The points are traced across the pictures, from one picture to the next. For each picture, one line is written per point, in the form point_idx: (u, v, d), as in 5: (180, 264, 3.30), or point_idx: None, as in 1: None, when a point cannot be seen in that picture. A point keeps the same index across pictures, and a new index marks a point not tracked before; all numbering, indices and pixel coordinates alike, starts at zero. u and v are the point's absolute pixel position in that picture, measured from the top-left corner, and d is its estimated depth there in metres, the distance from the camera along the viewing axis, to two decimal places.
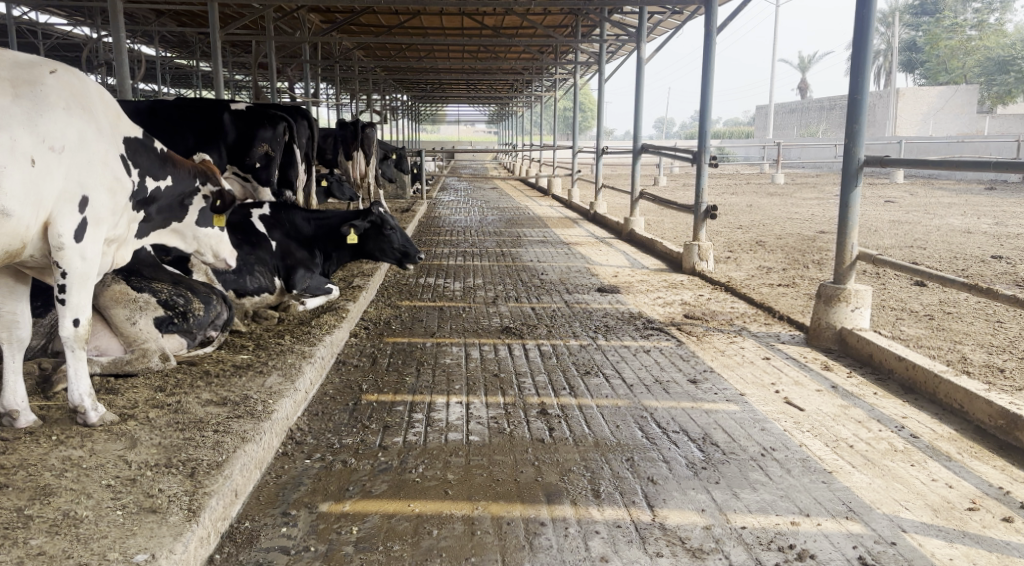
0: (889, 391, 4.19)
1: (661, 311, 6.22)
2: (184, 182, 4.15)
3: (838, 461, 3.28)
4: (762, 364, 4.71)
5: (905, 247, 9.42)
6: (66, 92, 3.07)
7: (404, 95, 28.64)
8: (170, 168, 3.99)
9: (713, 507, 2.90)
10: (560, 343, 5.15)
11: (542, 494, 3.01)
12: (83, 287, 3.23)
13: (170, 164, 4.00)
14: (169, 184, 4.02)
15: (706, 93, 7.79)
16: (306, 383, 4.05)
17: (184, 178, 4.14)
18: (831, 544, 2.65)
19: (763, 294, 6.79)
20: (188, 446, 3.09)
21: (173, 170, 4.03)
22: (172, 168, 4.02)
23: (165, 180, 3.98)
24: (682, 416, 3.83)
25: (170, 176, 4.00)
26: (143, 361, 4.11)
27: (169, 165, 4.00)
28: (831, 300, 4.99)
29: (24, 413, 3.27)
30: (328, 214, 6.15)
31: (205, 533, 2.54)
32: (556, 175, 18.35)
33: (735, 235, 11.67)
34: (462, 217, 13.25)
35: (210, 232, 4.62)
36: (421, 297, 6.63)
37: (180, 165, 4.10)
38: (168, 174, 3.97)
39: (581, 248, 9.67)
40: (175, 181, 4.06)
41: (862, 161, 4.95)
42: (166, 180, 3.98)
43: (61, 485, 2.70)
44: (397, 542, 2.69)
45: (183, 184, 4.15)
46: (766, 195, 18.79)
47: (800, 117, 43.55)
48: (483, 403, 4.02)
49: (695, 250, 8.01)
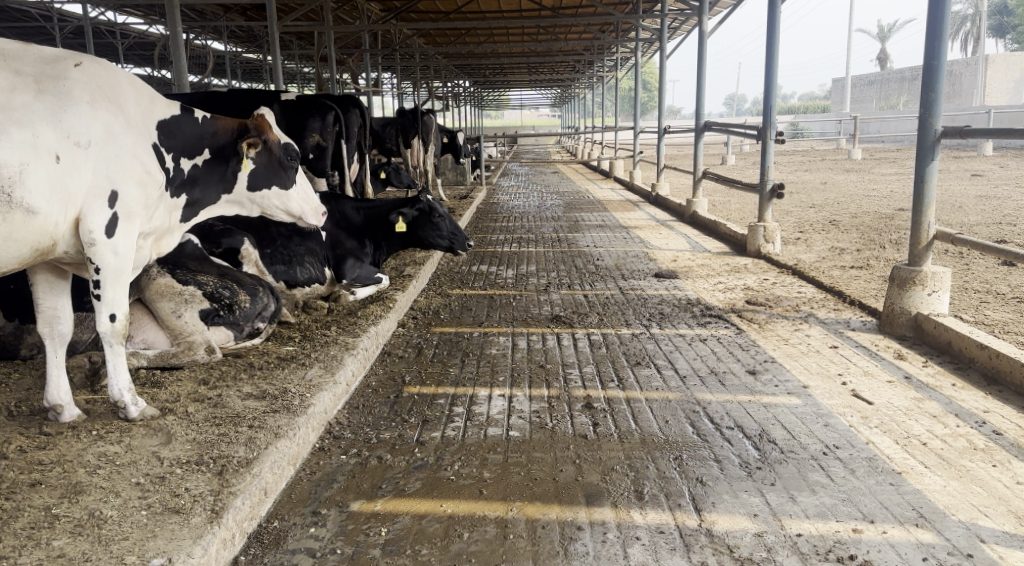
0: (969, 382, 3.85)
1: (721, 297, 5.93)
2: (226, 150, 3.94)
3: (908, 460, 3.00)
4: (829, 353, 4.40)
5: (993, 224, 8.81)
6: (91, 84, 3.06)
7: (466, 80, 28.61)
8: (207, 141, 3.82)
9: (767, 512, 2.66)
10: (612, 332, 4.96)
11: (582, 495, 2.85)
12: (118, 282, 3.23)
13: (207, 135, 3.81)
14: (208, 158, 3.85)
15: (771, 67, 7.40)
16: (348, 375, 3.98)
17: (223, 151, 3.93)
18: (897, 556, 2.38)
19: (833, 277, 6.40)
20: (221, 442, 3.04)
21: (211, 142, 3.85)
22: (210, 141, 3.84)
23: (203, 155, 3.82)
24: (738, 410, 3.59)
25: (207, 149, 3.83)
26: (188, 354, 4.13)
27: (206, 138, 3.81)
28: (905, 285, 4.62)
29: (68, 408, 3.29)
30: (377, 202, 6.10)
31: (228, 535, 2.48)
32: (619, 157, 17.98)
33: (806, 214, 11.16)
34: (522, 203, 13.10)
35: (268, 192, 4.25)
36: (472, 285, 6.50)
37: (219, 135, 3.88)
38: (205, 149, 3.81)
39: (640, 232, 9.39)
40: (214, 155, 3.89)
41: (940, 133, 4.56)
42: (203, 155, 3.82)
43: (91, 483, 2.68)
44: (426, 545, 2.57)
45: (224, 156, 3.94)
46: (842, 171, 17.99)
47: (879, 90, 41.72)
48: (526, 396, 3.87)
49: (760, 231, 7.65)
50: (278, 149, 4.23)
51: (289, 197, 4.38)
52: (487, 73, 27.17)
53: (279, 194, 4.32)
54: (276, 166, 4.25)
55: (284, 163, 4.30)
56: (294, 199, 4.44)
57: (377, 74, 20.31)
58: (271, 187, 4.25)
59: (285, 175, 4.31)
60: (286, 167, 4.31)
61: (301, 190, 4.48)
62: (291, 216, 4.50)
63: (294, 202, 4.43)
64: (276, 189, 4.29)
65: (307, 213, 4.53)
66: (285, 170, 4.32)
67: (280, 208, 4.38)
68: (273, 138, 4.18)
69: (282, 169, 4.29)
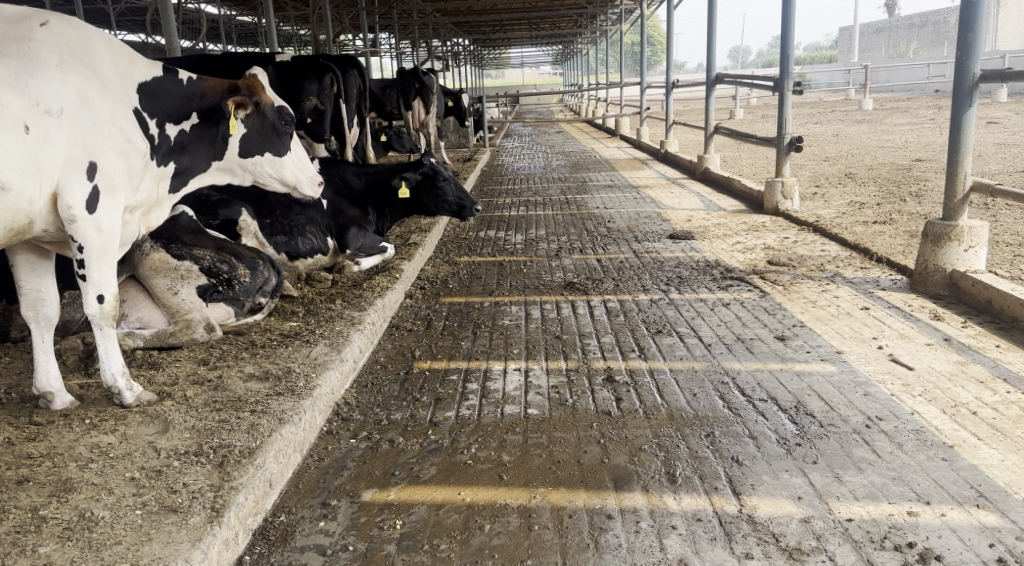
0: (1015, 343, 3.63)
1: (741, 258, 5.68)
2: (216, 112, 3.69)
3: (959, 431, 2.79)
4: (861, 315, 4.16)
5: (1016, 172, 8.52)
6: (59, 45, 2.82)
7: (465, 38, 27.94)
8: (194, 104, 3.57)
9: (812, 494, 2.46)
10: (629, 299, 4.73)
11: (609, 480, 2.65)
12: (103, 261, 3.00)
13: (195, 97, 3.57)
14: (197, 122, 3.61)
15: (789, 13, 7.04)
16: (355, 352, 3.78)
17: (213, 114, 3.68)
18: (961, 542, 2.18)
19: (856, 233, 6.14)
20: (221, 429, 2.84)
21: (200, 106, 3.60)
22: (198, 102, 3.60)
23: (191, 120, 3.59)
24: (770, 381, 3.38)
25: (196, 113, 3.59)
26: (187, 333, 3.91)
27: (194, 99, 3.57)
28: (940, 241, 4.38)
29: (59, 395, 3.09)
30: (378, 167, 5.87)
31: (230, 535, 2.29)
32: (624, 114, 17.58)
33: (821, 167, 10.84)
34: (526, 164, 12.80)
35: (260, 158, 4.01)
36: (481, 251, 6.27)
37: (208, 97, 3.64)
38: (193, 112, 3.57)
39: (651, 191, 9.10)
40: (203, 119, 3.65)
41: (978, 77, 4.30)
42: (191, 119, 3.58)
43: (83, 479, 2.48)
44: (444, 539, 2.38)
45: (213, 120, 3.70)
46: (854, 122, 17.58)
47: (888, 37, 40.87)
48: (543, 369, 3.67)
49: (778, 187, 7.38)
50: (271, 113, 3.97)
51: (283, 164, 4.13)
52: (487, 31, 26.48)
53: (272, 161, 4.08)
54: (269, 131, 4.00)
55: (278, 128, 4.04)
56: (289, 166, 4.18)
57: (374, 35, 19.73)
58: (264, 153, 4.01)
59: (279, 141, 4.07)
60: (280, 132, 4.05)
61: (297, 157, 4.24)
62: (286, 186, 4.25)
63: (289, 170, 4.19)
64: (270, 155, 4.05)
65: (302, 182, 4.27)
66: (279, 136, 4.06)
67: (273, 175, 4.14)
68: (264, 101, 3.92)
69: (276, 135, 4.04)
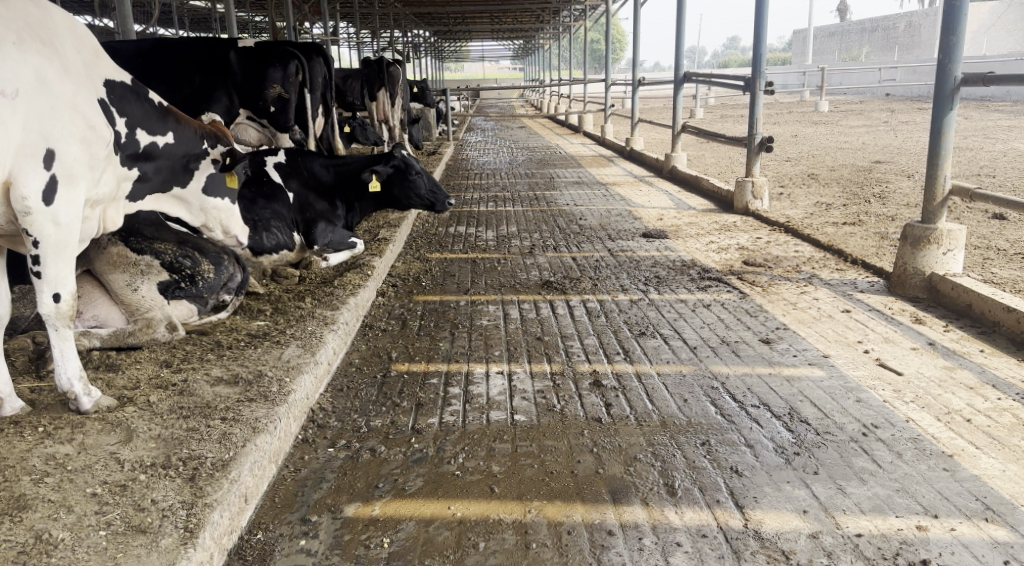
0: (998, 347, 3.63)
1: (717, 258, 5.63)
2: (189, 141, 3.73)
3: (956, 440, 2.75)
4: (844, 318, 4.13)
5: (973, 176, 8.68)
6: (17, 21, 2.60)
7: (426, 31, 27.52)
8: (170, 123, 3.57)
9: (817, 508, 2.38)
10: (608, 299, 4.62)
11: (606, 492, 2.53)
12: (61, 256, 2.75)
13: (171, 118, 3.58)
14: (169, 141, 3.58)
15: (762, 12, 7.03)
16: (329, 353, 3.59)
17: (184, 139, 3.69)
18: (974, 558, 2.12)
19: (828, 234, 6.14)
20: (190, 439, 2.64)
21: (175, 127, 3.60)
22: (174, 125, 3.60)
23: (164, 137, 3.55)
24: (760, 386, 3.30)
25: (171, 132, 3.57)
26: (147, 332, 3.64)
27: (169, 119, 3.57)
28: (918, 244, 4.38)
29: (8, 401, 2.84)
30: (347, 160, 5.65)
31: (206, 556, 2.12)
32: (588, 110, 17.52)
33: (784, 168, 10.91)
34: (491, 159, 12.64)
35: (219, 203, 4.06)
36: (452, 248, 6.11)
37: (184, 123, 3.67)
38: (167, 129, 3.55)
39: (619, 189, 9.04)
40: (177, 140, 3.63)
41: (958, 81, 4.31)
42: (165, 136, 3.55)
43: (38, 496, 2.26)
44: (436, 559, 2.23)
45: (183, 145, 3.69)
46: (811, 124, 17.80)
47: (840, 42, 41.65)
48: (527, 373, 3.54)
49: (748, 187, 7.37)
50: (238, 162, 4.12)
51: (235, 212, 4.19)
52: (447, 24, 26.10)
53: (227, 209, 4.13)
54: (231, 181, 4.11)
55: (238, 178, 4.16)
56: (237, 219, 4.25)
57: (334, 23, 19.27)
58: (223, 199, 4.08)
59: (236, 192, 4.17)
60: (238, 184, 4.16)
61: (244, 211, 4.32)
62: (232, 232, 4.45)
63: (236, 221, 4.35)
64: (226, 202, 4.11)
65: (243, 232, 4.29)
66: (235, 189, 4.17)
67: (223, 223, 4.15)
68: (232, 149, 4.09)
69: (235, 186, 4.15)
